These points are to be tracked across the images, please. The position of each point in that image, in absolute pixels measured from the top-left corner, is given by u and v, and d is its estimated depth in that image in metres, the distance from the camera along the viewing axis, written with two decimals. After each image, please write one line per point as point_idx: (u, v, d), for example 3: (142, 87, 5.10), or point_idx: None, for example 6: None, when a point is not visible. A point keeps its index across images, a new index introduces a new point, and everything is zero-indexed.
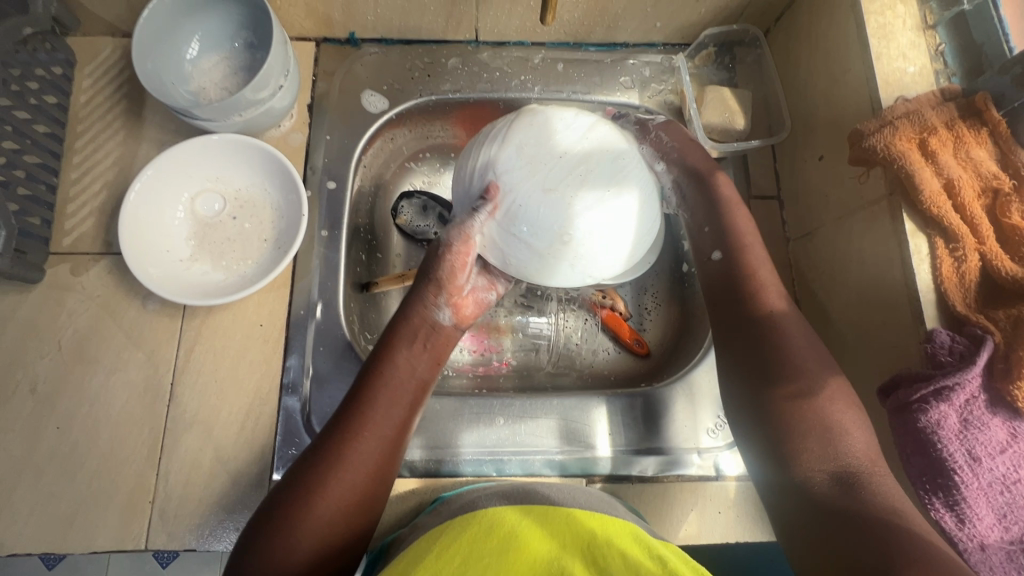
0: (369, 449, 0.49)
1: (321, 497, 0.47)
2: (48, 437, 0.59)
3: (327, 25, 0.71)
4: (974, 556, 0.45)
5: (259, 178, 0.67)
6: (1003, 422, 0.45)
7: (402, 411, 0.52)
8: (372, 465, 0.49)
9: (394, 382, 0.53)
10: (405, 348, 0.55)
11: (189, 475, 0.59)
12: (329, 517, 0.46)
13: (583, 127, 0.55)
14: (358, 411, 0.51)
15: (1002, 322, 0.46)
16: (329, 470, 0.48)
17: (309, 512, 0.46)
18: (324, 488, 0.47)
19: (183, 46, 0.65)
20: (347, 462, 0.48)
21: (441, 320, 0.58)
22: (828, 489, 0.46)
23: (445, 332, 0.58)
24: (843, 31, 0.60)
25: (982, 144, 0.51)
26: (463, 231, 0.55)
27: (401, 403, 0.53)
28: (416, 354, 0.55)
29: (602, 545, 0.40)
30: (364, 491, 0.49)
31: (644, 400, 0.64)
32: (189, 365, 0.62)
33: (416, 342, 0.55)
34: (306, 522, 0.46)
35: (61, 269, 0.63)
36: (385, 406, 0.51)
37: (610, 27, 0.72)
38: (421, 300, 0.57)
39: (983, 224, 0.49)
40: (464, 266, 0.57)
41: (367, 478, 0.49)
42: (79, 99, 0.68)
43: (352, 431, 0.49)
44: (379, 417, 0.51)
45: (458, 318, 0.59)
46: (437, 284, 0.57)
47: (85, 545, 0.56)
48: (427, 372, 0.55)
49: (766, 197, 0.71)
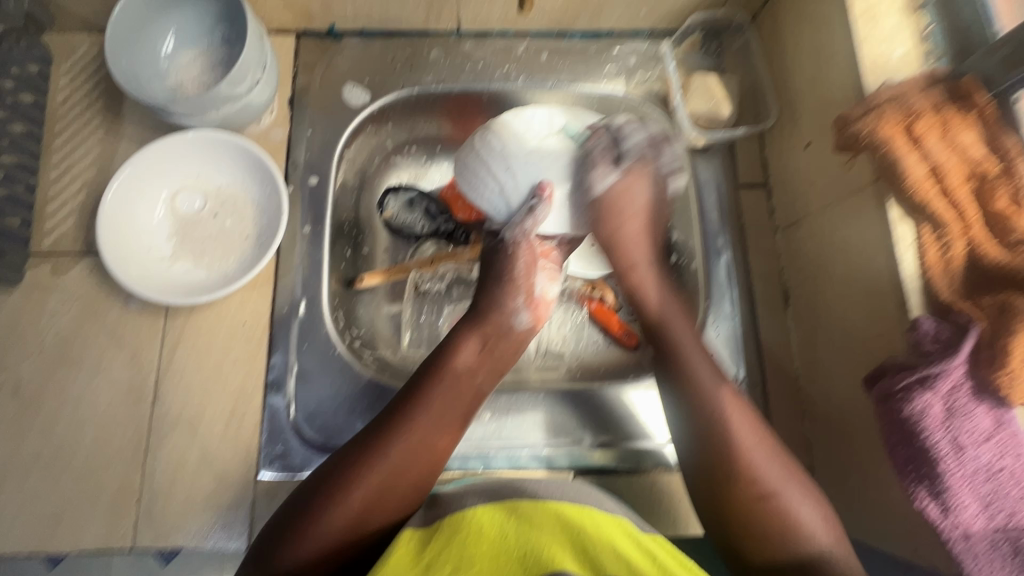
0: (416, 446, 0.51)
1: (361, 485, 0.48)
2: (32, 439, 0.59)
3: (306, 17, 0.70)
4: (958, 545, 0.44)
5: (240, 175, 0.66)
6: (988, 410, 0.45)
7: (453, 418, 0.54)
8: (416, 465, 0.50)
9: (452, 388, 0.54)
10: (469, 349, 0.57)
11: (175, 475, 0.59)
12: (363, 510, 0.48)
13: (552, 115, 0.60)
14: (410, 410, 0.52)
15: (988, 308, 0.45)
16: (372, 464, 0.49)
17: (342, 501, 0.47)
18: (363, 478, 0.48)
19: (158, 42, 0.64)
20: (391, 457, 0.50)
21: (518, 323, 0.59)
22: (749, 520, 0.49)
23: (518, 336, 0.59)
24: (828, 16, 0.59)
25: (970, 126, 0.50)
26: (525, 230, 0.58)
27: (454, 410, 0.54)
28: (480, 355, 0.57)
29: (591, 535, 0.40)
30: (402, 490, 0.50)
31: (621, 392, 0.64)
32: (173, 364, 0.62)
33: (485, 341, 0.57)
34: (338, 509, 0.47)
35: (41, 269, 0.63)
36: (439, 407, 0.53)
37: (595, 14, 0.71)
38: (497, 300, 0.59)
39: (969, 210, 0.48)
40: (534, 269, 0.61)
41: (409, 477, 0.50)
42: (57, 98, 0.68)
43: (398, 431, 0.51)
44: (432, 418, 0.52)
45: (534, 320, 0.61)
46: (512, 286, 0.60)
47: (72, 545, 0.56)
48: (485, 380, 0.56)
49: (754, 185, 0.71)
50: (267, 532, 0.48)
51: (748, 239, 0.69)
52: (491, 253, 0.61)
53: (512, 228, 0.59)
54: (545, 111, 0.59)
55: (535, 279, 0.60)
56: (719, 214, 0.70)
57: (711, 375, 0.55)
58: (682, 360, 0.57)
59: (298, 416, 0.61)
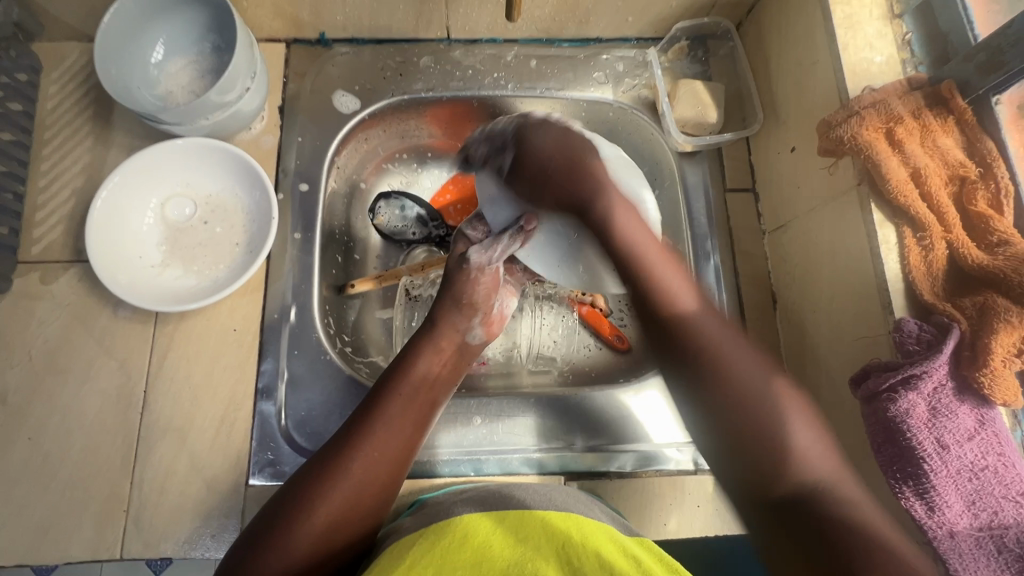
0: (375, 460, 0.50)
1: (325, 503, 0.48)
2: (19, 448, 0.58)
3: (296, 25, 0.70)
4: (944, 543, 0.45)
5: (230, 183, 0.66)
6: (970, 409, 0.45)
7: (412, 425, 0.54)
8: (379, 478, 0.50)
9: (410, 397, 0.55)
10: (427, 361, 0.58)
11: (164, 483, 0.58)
12: (327, 527, 0.47)
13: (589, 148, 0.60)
14: (369, 422, 0.52)
15: (969, 309, 0.46)
16: (335, 479, 0.49)
17: (309, 519, 0.47)
18: (327, 494, 0.48)
19: (148, 50, 0.64)
20: (355, 472, 0.49)
21: (470, 339, 0.62)
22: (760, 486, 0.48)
23: (471, 351, 0.62)
24: (811, 23, 0.60)
25: (948, 132, 0.51)
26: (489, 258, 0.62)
27: (413, 417, 0.54)
28: (439, 366, 0.58)
29: (576, 545, 0.40)
30: (367, 504, 0.50)
31: (615, 398, 0.64)
32: (162, 371, 0.61)
33: (439, 354, 0.59)
34: (305, 525, 0.47)
35: (29, 277, 0.63)
36: (397, 419, 0.53)
37: (582, 22, 0.72)
38: (451, 322, 0.60)
39: (950, 213, 0.49)
40: (494, 292, 0.63)
41: (373, 489, 0.50)
42: (46, 105, 0.67)
43: (359, 445, 0.50)
44: (392, 427, 0.52)
45: (487, 335, 0.63)
46: (470, 309, 0.62)
47: (59, 556, 0.56)
48: (443, 388, 0.58)
49: (741, 189, 0.72)
50: (238, 550, 0.47)
51: (736, 243, 0.70)
52: (455, 268, 0.62)
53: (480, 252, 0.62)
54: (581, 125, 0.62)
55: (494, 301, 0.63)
56: (707, 219, 0.70)
57: (759, 365, 0.52)
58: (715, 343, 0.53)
59: (289, 422, 0.61)
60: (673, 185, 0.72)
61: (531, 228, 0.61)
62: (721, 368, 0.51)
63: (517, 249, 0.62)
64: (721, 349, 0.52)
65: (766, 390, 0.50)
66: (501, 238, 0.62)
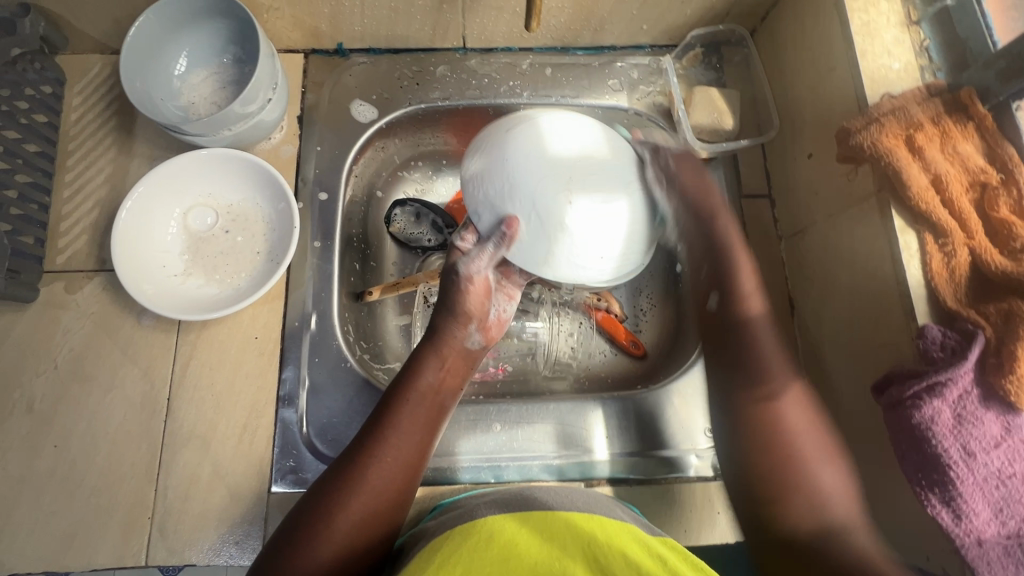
0: (388, 469, 0.51)
1: (343, 514, 0.48)
2: (45, 456, 0.59)
3: (315, 36, 0.71)
4: (972, 551, 0.45)
5: (251, 193, 0.67)
6: (996, 416, 0.45)
7: (423, 432, 0.54)
8: (394, 482, 0.51)
9: (419, 405, 0.55)
10: (432, 370, 0.57)
11: (188, 490, 0.59)
12: (347, 538, 0.47)
13: (601, 172, 0.52)
14: (380, 432, 0.52)
15: (993, 316, 0.46)
16: (351, 489, 0.49)
17: (329, 527, 0.47)
18: (345, 504, 0.48)
19: (171, 62, 0.65)
20: (369, 478, 0.50)
21: (470, 345, 0.61)
22: (786, 500, 0.51)
23: (471, 357, 0.61)
24: (828, 30, 0.60)
25: (968, 138, 0.51)
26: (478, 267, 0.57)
27: (423, 425, 0.54)
28: (441, 375, 0.57)
29: (601, 543, 0.40)
30: (384, 509, 0.50)
31: (633, 404, 0.64)
32: (185, 379, 0.62)
33: (442, 365, 0.58)
34: (325, 535, 0.47)
35: (54, 286, 0.64)
36: (407, 428, 0.53)
37: (597, 30, 0.73)
38: (450, 333, 0.59)
39: (972, 219, 0.49)
40: (486, 299, 0.61)
41: (389, 493, 0.50)
42: (70, 117, 0.69)
43: (372, 455, 0.51)
44: (402, 436, 0.53)
45: (486, 340, 0.62)
46: (464, 318, 0.60)
47: (85, 563, 0.56)
48: (450, 394, 0.58)
49: (757, 196, 0.72)
50: (260, 560, 0.48)
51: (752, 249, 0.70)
52: (445, 280, 0.60)
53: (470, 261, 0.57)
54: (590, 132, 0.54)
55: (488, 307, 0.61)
56: None
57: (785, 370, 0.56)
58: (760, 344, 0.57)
59: (310, 430, 0.62)
60: None
61: (513, 232, 0.52)
62: (777, 374, 0.56)
63: (505, 254, 0.54)
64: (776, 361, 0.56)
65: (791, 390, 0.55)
66: (484, 245, 0.55)
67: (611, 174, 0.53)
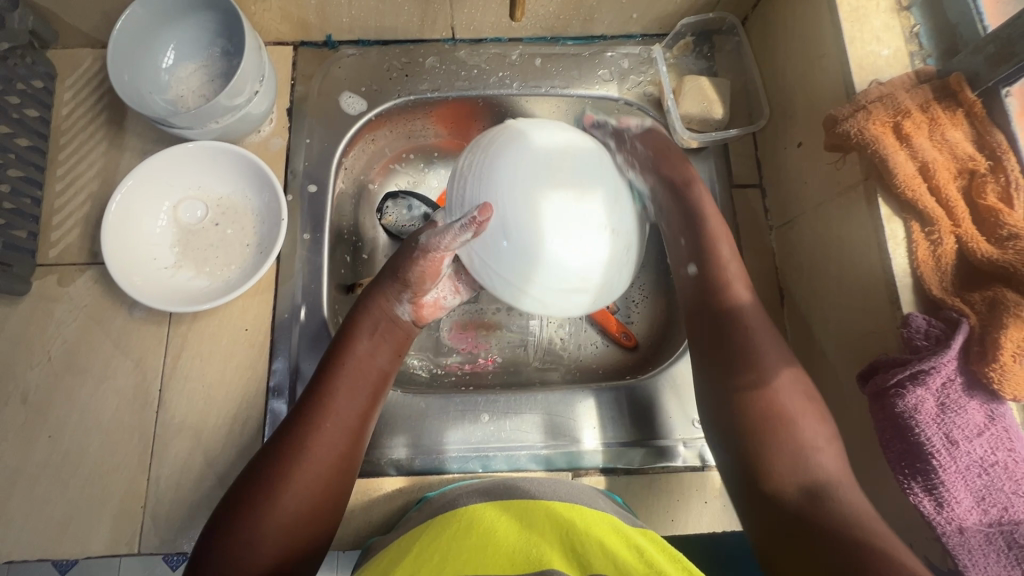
0: (330, 437, 0.51)
1: (287, 483, 0.48)
2: (39, 446, 0.60)
3: (303, 28, 0.71)
4: (953, 539, 0.45)
5: (240, 186, 0.67)
6: (980, 404, 0.45)
7: (361, 398, 0.54)
8: (335, 453, 0.51)
9: (355, 372, 0.55)
10: (366, 339, 0.57)
11: (179, 480, 0.60)
12: (295, 507, 0.48)
13: (576, 166, 0.54)
14: (318, 400, 0.52)
15: (979, 303, 0.46)
16: (292, 459, 0.49)
17: (286, 476, 0.48)
18: (288, 474, 0.48)
19: (159, 56, 0.65)
20: (310, 450, 0.50)
21: (401, 315, 0.60)
22: (795, 497, 0.48)
23: (404, 327, 0.60)
24: (817, 17, 0.60)
25: (957, 125, 0.50)
26: (442, 245, 0.56)
27: (362, 391, 0.55)
28: (375, 342, 0.57)
29: (579, 533, 0.41)
30: (327, 479, 0.50)
31: (622, 395, 0.64)
32: (177, 370, 0.63)
33: (376, 333, 0.58)
34: (271, 507, 0.47)
35: (47, 280, 0.64)
36: (345, 396, 0.53)
37: (587, 20, 0.72)
38: (384, 294, 0.59)
39: (959, 206, 0.48)
40: (434, 278, 0.59)
41: (331, 464, 0.50)
42: (61, 111, 0.69)
43: (312, 424, 0.51)
44: (340, 403, 0.53)
45: (417, 316, 0.61)
46: (403, 286, 0.58)
47: (79, 551, 0.57)
48: (387, 360, 0.57)
49: (748, 185, 0.71)
50: (207, 537, 0.47)
51: (742, 239, 0.70)
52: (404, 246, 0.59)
53: (431, 236, 0.56)
54: (581, 148, 0.56)
55: (429, 288, 0.59)
56: None
57: (776, 357, 0.53)
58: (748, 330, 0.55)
59: None
60: None
61: (485, 218, 0.52)
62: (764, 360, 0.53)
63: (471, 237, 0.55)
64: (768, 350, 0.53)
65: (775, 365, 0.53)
66: (450, 227, 0.54)
67: (591, 170, 0.55)
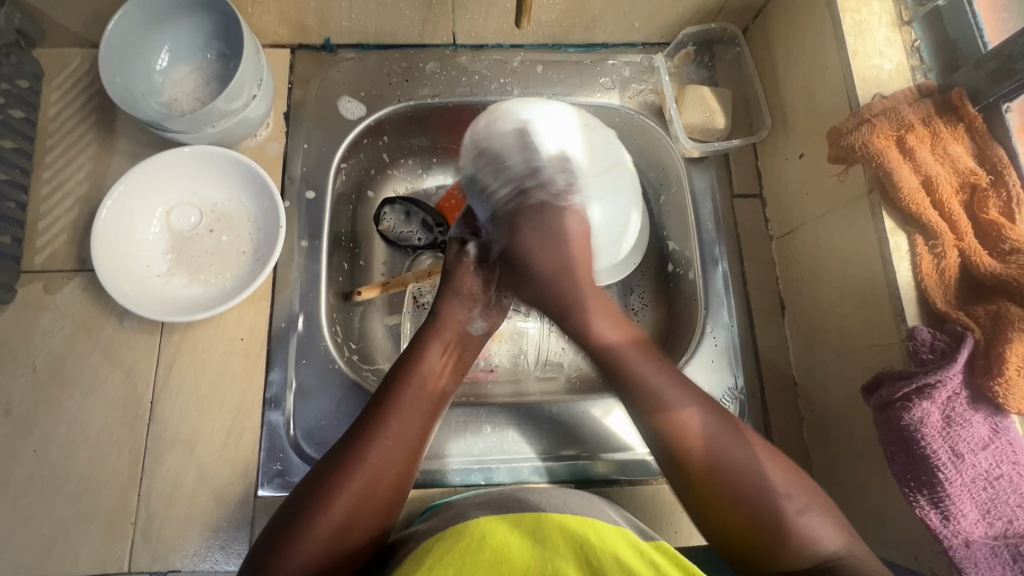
0: (392, 451, 0.50)
1: (346, 492, 0.47)
2: (24, 461, 0.58)
3: (302, 31, 0.70)
4: (960, 552, 0.45)
5: (236, 190, 0.65)
6: (985, 417, 0.46)
7: (424, 415, 0.53)
8: (396, 465, 0.50)
9: (420, 389, 0.54)
10: (434, 355, 0.57)
11: (173, 494, 0.58)
12: (349, 517, 0.47)
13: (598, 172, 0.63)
14: (382, 414, 0.52)
15: (982, 317, 0.46)
16: (353, 470, 0.48)
17: (345, 485, 0.47)
18: (345, 483, 0.48)
19: (153, 58, 0.63)
20: (371, 461, 0.49)
21: (472, 329, 0.61)
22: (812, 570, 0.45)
23: (473, 340, 0.61)
24: (820, 29, 0.60)
25: (959, 140, 0.51)
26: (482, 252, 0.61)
27: (424, 409, 0.54)
28: (442, 360, 0.57)
29: (595, 546, 0.40)
30: (384, 492, 0.49)
31: (625, 402, 0.64)
32: (169, 382, 0.61)
33: (444, 348, 0.58)
34: (325, 516, 0.46)
35: (33, 287, 0.62)
36: (409, 411, 0.52)
37: (590, 28, 0.72)
38: (452, 308, 0.60)
39: (962, 220, 0.49)
40: (488, 286, 0.63)
41: (392, 476, 0.49)
42: (48, 112, 0.67)
43: (374, 436, 0.50)
44: (404, 418, 0.52)
45: (487, 326, 0.63)
46: (469, 298, 0.61)
47: (66, 570, 0.55)
48: (450, 380, 0.57)
49: (748, 196, 0.72)
50: (260, 545, 0.46)
51: (743, 249, 0.70)
52: (454, 260, 0.63)
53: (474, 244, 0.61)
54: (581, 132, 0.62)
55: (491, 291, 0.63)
56: (715, 225, 0.70)
57: (689, 397, 0.51)
58: (640, 378, 0.52)
59: (298, 432, 0.61)
60: (681, 191, 0.72)
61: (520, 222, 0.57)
62: (670, 413, 0.50)
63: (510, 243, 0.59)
64: (659, 378, 0.52)
65: (704, 431, 0.50)
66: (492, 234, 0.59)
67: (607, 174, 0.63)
